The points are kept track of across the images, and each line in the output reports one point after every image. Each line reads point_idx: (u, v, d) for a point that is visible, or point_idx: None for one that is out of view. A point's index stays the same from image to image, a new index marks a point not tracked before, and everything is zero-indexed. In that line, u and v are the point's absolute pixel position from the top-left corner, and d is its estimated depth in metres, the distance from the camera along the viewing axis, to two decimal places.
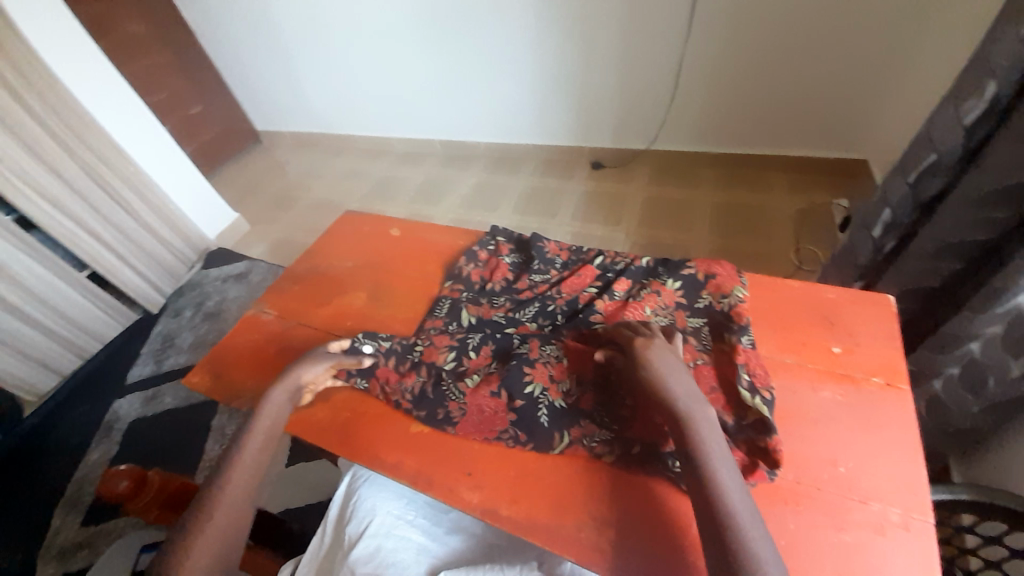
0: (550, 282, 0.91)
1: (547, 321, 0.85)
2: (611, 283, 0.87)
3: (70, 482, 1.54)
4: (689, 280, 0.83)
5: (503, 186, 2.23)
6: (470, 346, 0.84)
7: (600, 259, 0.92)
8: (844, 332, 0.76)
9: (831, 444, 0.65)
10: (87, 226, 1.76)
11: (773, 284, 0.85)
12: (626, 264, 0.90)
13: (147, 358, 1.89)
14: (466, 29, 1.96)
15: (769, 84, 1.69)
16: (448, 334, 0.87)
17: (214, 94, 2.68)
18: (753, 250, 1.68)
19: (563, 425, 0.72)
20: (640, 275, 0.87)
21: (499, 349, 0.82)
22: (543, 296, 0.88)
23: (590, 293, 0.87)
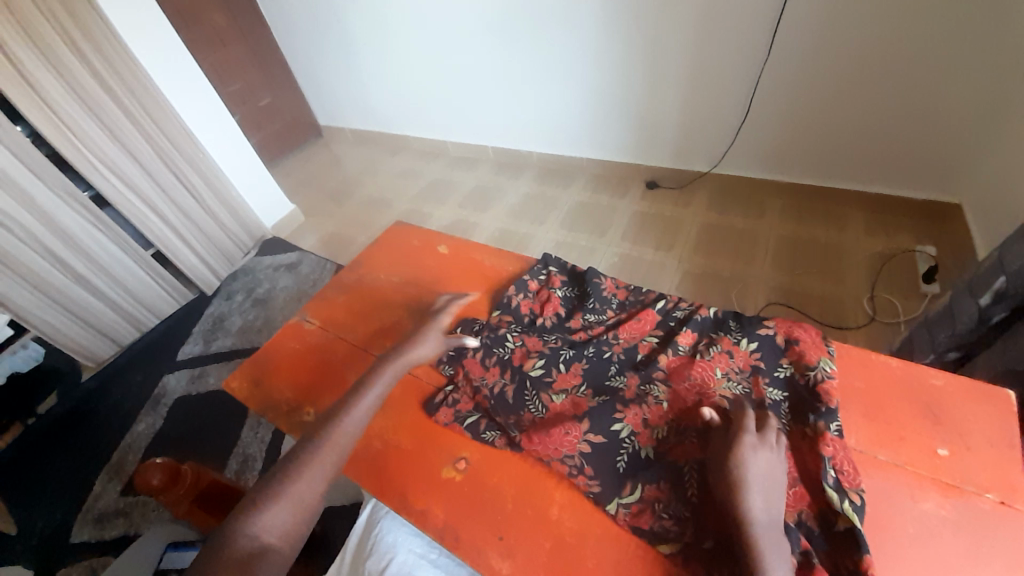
0: (606, 324, 0.87)
1: (601, 368, 0.79)
2: (673, 334, 0.82)
3: (115, 450, 1.62)
4: (767, 341, 0.77)
5: (553, 198, 2.18)
6: (561, 359, 0.81)
7: (662, 303, 0.87)
8: (950, 431, 0.67)
9: (930, 572, 0.56)
10: (154, 207, 1.85)
11: (866, 359, 0.77)
12: (692, 314, 0.84)
13: (197, 338, 1.96)
14: (531, 38, 1.93)
15: (858, 113, 1.54)
16: (541, 341, 0.85)
17: (284, 88, 2.79)
18: (822, 293, 1.54)
19: (622, 487, 0.67)
20: (704, 328, 0.82)
21: (592, 372, 0.79)
22: (599, 338, 0.84)
23: (650, 343, 0.82)
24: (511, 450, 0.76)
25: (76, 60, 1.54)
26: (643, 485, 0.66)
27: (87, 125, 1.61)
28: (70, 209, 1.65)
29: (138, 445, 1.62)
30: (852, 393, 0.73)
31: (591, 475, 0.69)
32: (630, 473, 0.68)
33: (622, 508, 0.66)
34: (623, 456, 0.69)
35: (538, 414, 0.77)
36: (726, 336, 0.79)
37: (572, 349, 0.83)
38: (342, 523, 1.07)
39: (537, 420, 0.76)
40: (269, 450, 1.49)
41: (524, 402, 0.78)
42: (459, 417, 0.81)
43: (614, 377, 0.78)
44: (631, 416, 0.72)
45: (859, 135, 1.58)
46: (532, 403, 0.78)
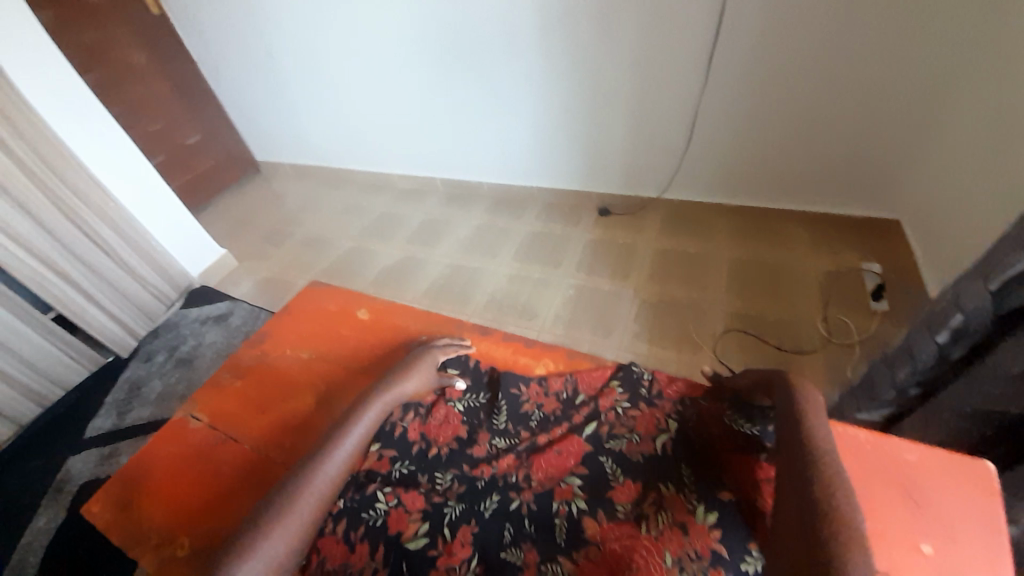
0: (517, 453, 0.75)
1: (508, 530, 0.65)
2: (604, 484, 0.68)
3: (12, 551, 1.37)
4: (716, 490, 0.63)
5: (505, 229, 2.10)
6: (446, 522, 0.66)
7: (593, 429, 0.75)
8: (931, 517, 0.61)
9: None
10: (55, 266, 1.64)
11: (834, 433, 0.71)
12: (623, 447, 0.72)
13: (109, 410, 1.72)
14: (472, 67, 1.87)
15: (793, 136, 1.57)
16: (424, 495, 0.70)
17: (212, 124, 2.61)
18: (775, 315, 1.52)
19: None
20: (648, 473, 0.68)
21: (481, 539, 0.64)
22: (506, 480, 0.71)
23: (571, 487, 0.69)
24: None
25: None
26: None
27: None
28: None
29: (40, 542, 1.37)
30: None
31: None
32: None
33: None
34: None
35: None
36: (666, 486, 0.65)
37: (460, 503, 0.69)
38: None
39: None
40: None
41: None
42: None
43: (509, 547, 0.63)
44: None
45: (796, 157, 1.61)
46: None
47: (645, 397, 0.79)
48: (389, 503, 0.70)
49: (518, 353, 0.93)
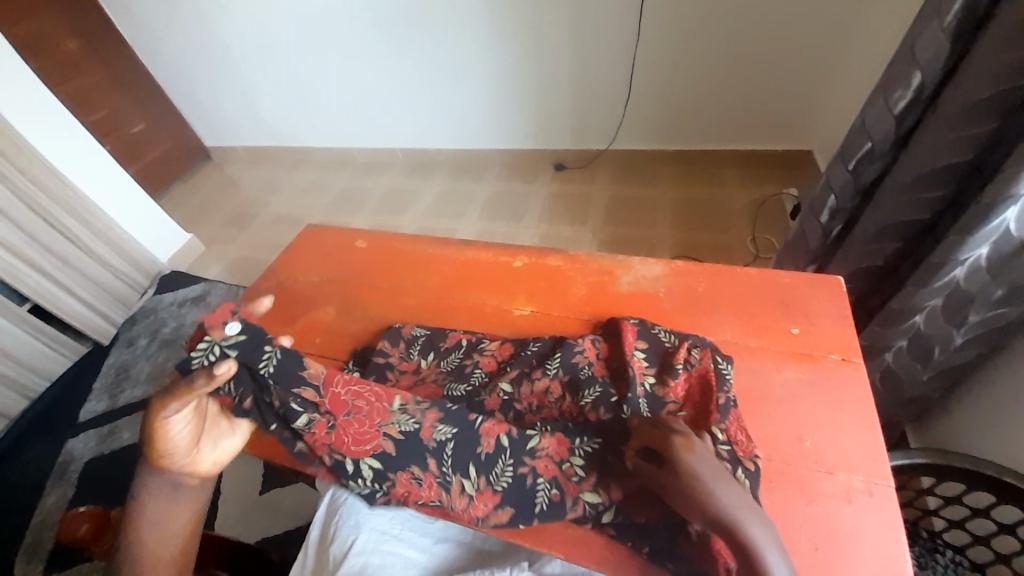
0: (524, 296, 0.82)
1: (519, 347, 0.73)
2: (604, 308, 0.77)
3: (26, 530, 1.39)
4: (671, 319, 0.74)
5: (468, 193, 2.21)
6: (477, 349, 0.75)
7: (591, 273, 0.83)
8: (800, 313, 0.73)
9: (797, 420, 0.63)
10: (26, 256, 1.60)
11: (728, 268, 0.80)
12: (614, 278, 0.81)
13: (101, 393, 1.72)
14: (421, 35, 1.95)
15: (722, 78, 1.76)
16: (447, 335, 0.77)
17: (158, 112, 2.54)
18: (714, 241, 1.74)
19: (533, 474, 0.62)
20: (639, 294, 0.78)
21: (504, 359, 0.72)
22: (517, 314, 0.80)
23: (578, 316, 0.77)
24: None
25: None
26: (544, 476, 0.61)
27: None
28: None
29: (54, 519, 1.40)
30: (730, 299, 0.76)
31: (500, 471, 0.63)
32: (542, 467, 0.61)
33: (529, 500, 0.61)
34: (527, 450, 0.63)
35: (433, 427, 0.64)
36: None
37: (478, 338, 0.76)
38: None
39: None
40: None
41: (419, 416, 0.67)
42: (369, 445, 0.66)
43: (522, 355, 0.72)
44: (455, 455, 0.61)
45: (726, 97, 1.80)
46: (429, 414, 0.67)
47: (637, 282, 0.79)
48: (418, 344, 0.77)
49: (497, 254, 0.90)
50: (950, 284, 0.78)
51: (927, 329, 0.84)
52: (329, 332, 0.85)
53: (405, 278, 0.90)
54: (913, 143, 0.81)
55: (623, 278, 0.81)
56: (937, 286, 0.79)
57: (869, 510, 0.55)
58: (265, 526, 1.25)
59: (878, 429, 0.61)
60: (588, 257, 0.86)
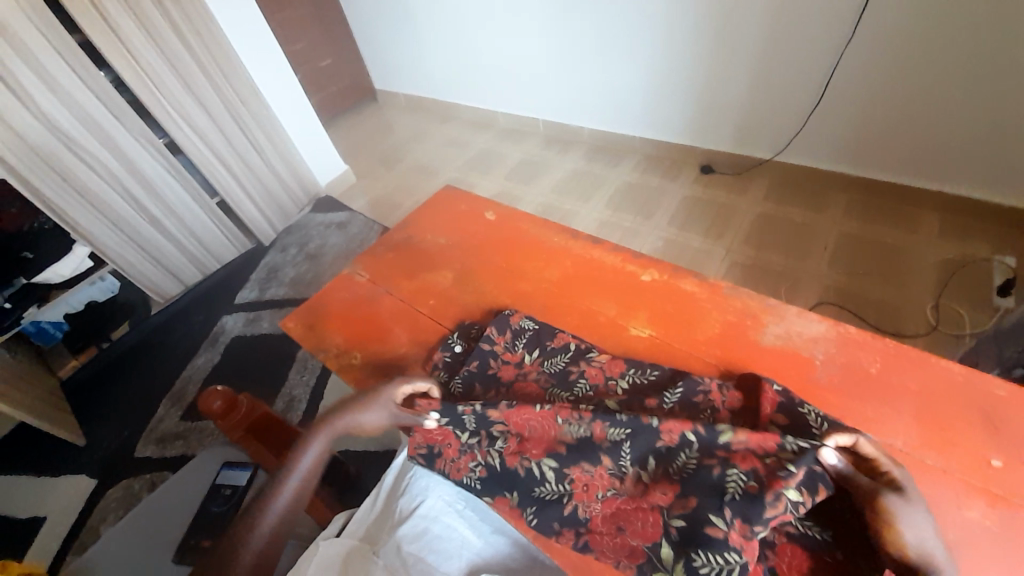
0: (648, 316, 0.75)
1: (632, 373, 0.69)
2: (736, 356, 0.68)
3: (177, 380, 1.73)
4: (818, 392, 0.63)
5: (600, 178, 2.11)
6: (588, 361, 0.71)
7: (731, 311, 0.73)
8: (1008, 441, 0.56)
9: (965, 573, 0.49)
10: (223, 159, 1.89)
11: (918, 356, 0.64)
12: (756, 325, 0.71)
13: (253, 285, 2.03)
14: (595, 5, 1.84)
15: (955, 105, 1.38)
16: (560, 340, 0.75)
17: (342, 49, 2.80)
18: (882, 296, 1.45)
19: (658, 530, 0.55)
20: (783, 352, 0.67)
21: (608, 381, 0.69)
22: (635, 333, 0.73)
23: (706, 358, 0.69)
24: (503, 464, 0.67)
25: (155, 9, 1.57)
26: (739, 548, 0.50)
27: (163, 73, 1.65)
28: (149, 155, 1.71)
29: (197, 377, 1.72)
30: (905, 393, 0.62)
31: (583, 497, 0.60)
32: (683, 539, 0.53)
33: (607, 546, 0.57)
34: (610, 489, 0.60)
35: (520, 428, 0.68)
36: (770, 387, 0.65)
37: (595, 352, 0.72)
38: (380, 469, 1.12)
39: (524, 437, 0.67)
40: (312, 396, 1.56)
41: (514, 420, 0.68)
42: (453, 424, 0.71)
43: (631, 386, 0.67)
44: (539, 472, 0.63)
45: (952, 130, 1.42)
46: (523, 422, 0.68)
47: (786, 337, 0.68)
48: (529, 339, 0.76)
49: (627, 261, 0.83)
50: None
51: None
52: (445, 297, 0.87)
53: (527, 263, 0.88)
54: None
55: (769, 329, 0.70)
56: None
57: None
58: None
59: None
60: (731, 291, 0.76)
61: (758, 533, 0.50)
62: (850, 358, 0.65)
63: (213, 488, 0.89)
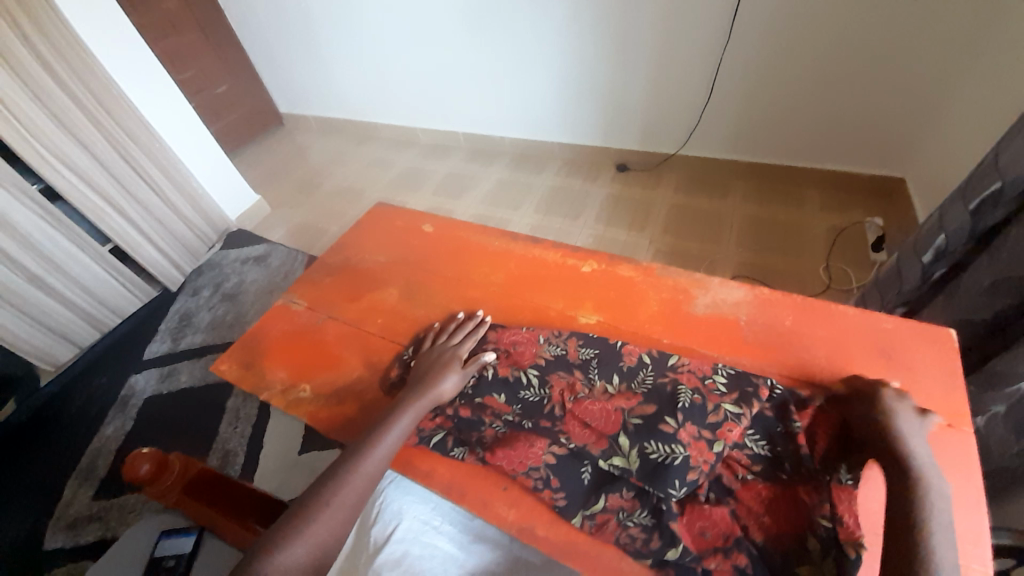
0: (591, 306, 0.79)
1: (589, 352, 0.69)
2: (676, 330, 0.73)
3: (83, 455, 1.51)
4: (752, 351, 0.69)
5: (526, 185, 2.18)
6: (542, 350, 0.71)
7: (666, 291, 0.79)
8: (903, 368, 0.66)
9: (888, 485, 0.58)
10: (112, 201, 1.70)
11: (824, 307, 0.74)
12: (686, 299, 0.77)
13: (164, 335, 1.83)
14: (500, 22, 1.91)
15: (818, 90, 1.60)
16: (510, 333, 0.74)
17: (241, 75, 2.65)
18: (784, 264, 1.63)
19: (618, 425, 0.60)
20: (713, 321, 0.73)
21: (564, 363, 0.68)
22: (580, 323, 0.77)
23: (653, 337, 0.73)
24: (480, 466, 0.65)
25: (18, 41, 1.39)
26: (685, 443, 0.56)
27: (32, 113, 1.45)
28: (20, 204, 1.49)
29: (108, 447, 1.51)
30: (818, 341, 0.70)
31: (557, 486, 0.60)
32: (640, 430, 0.58)
33: (587, 521, 0.57)
34: (587, 467, 0.60)
35: (498, 429, 0.66)
36: (708, 356, 0.69)
37: (549, 340, 0.72)
38: None
39: (497, 435, 0.66)
40: (251, 444, 1.44)
41: (482, 421, 0.67)
42: (423, 437, 0.69)
43: (585, 366, 0.67)
44: (511, 454, 0.63)
45: (819, 112, 1.64)
46: (491, 420, 0.67)
47: (716, 307, 0.75)
48: (484, 338, 0.75)
49: (566, 256, 0.87)
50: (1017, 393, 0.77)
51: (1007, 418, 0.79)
52: (390, 313, 0.85)
53: (469, 269, 0.89)
54: None
55: (699, 300, 0.77)
56: (1005, 392, 0.79)
57: None
58: (303, 483, 1.30)
59: (981, 508, 0.55)
60: (662, 272, 0.82)
61: (703, 435, 0.56)
62: (771, 316, 0.73)
63: (152, 563, 0.79)
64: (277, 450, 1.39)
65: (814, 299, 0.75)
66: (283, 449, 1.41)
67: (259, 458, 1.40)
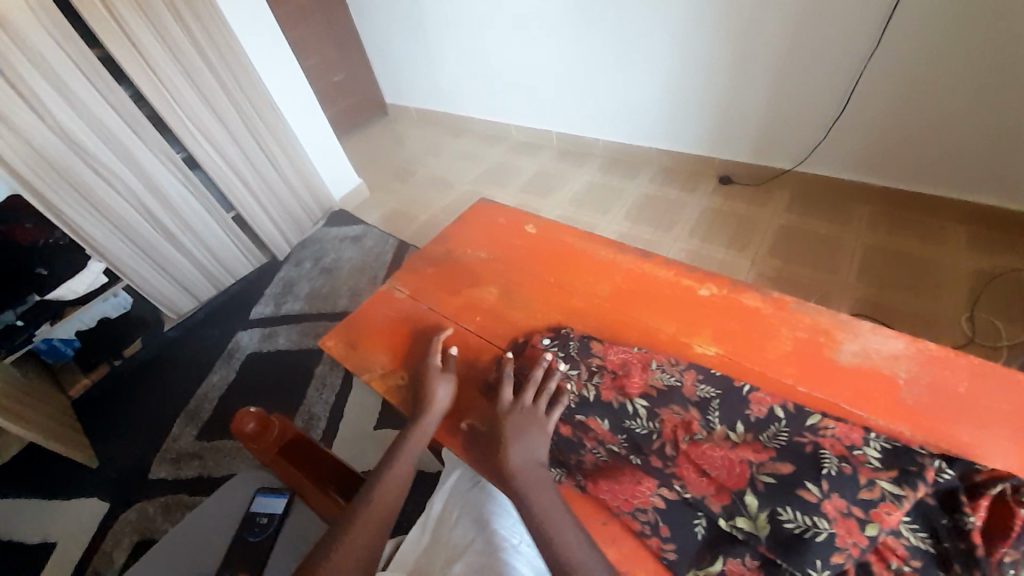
0: (708, 335, 0.73)
1: (709, 389, 0.64)
2: (812, 377, 0.65)
3: (191, 398, 1.69)
4: (911, 417, 0.59)
5: (617, 190, 2.10)
6: (656, 380, 0.67)
7: (799, 329, 0.70)
8: None
9: None
10: (238, 174, 1.88)
11: (1012, 375, 0.61)
12: (822, 342, 0.68)
13: (268, 300, 2.00)
14: (610, 20, 1.85)
15: (987, 113, 1.35)
16: (617, 355, 0.72)
17: (356, 65, 2.83)
18: (915, 308, 1.42)
19: (744, 479, 0.55)
20: (856, 372, 0.64)
21: (681, 398, 0.64)
22: (695, 354, 0.71)
23: (784, 382, 0.65)
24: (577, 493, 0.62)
25: (174, 23, 1.56)
26: (831, 518, 0.49)
27: (182, 89, 1.64)
28: (167, 170, 1.70)
29: (213, 394, 1.68)
30: (1000, 415, 0.58)
31: (666, 536, 0.55)
32: (772, 493, 0.52)
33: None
34: (701, 521, 0.55)
35: (599, 457, 0.63)
36: (855, 415, 0.61)
37: (663, 371, 0.68)
38: (416, 491, 1.08)
39: (598, 463, 0.63)
40: (333, 412, 1.52)
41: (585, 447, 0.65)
42: None
43: (704, 406, 0.63)
44: (614, 488, 0.60)
45: (986, 136, 1.39)
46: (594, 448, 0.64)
47: (864, 355, 0.66)
48: (592, 356, 0.73)
49: (681, 276, 0.81)
50: None
51: None
52: (491, 315, 0.85)
53: (575, 278, 0.86)
54: None
55: (844, 346, 0.68)
56: None
57: None
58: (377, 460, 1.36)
59: None
60: (794, 306, 0.73)
61: (854, 514, 0.49)
62: (935, 376, 0.63)
63: (248, 517, 0.85)
64: (355, 423, 1.47)
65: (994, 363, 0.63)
66: (361, 423, 1.48)
67: (338, 427, 1.48)
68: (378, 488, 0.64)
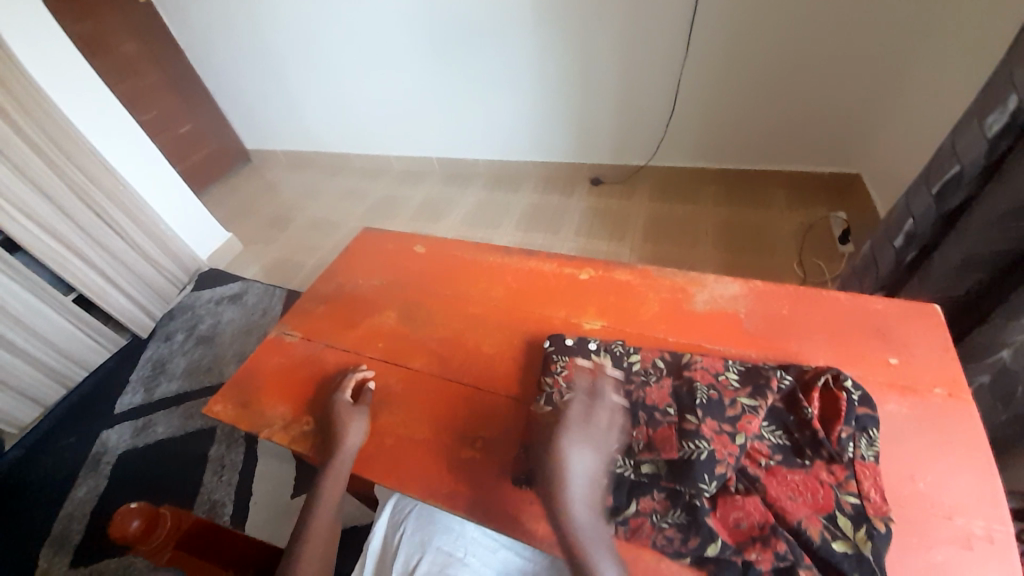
0: (592, 313, 0.80)
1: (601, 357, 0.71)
2: (679, 329, 0.75)
3: (55, 521, 1.39)
4: (755, 342, 0.72)
5: (504, 204, 2.20)
6: (556, 363, 0.72)
7: (665, 292, 0.81)
8: (897, 344, 0.70)
9: (904, 459, 0.60)
10: (76, 249, 1.62)
11: (816, 295, 0.78)
12: (683, 298, 0.80)
13: (136, 386, 1.72)
14: (465, 49, 1.95)
15: (775, 103, 1.70)
16: None
17: (204, 114, 2.61)
18: (757, 263, 1.69)
19: (639, 426, 0.61)
20: (711, 317, 0.76)
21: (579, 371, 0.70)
22: (585, 331, 0.77)
23: (660, 339, 0.74)
24: (501, 486, 0.65)
25: None
26: (709, 438, 0.57)
27: None
28: None
29: (82, 511, 1.40)
30: (814, 326, 0.74)
31: None
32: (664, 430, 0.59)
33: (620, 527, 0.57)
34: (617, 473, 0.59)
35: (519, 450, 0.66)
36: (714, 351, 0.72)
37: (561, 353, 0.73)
38: (350, 544, 1.01)
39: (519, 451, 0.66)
40: (240, 490, 1.36)
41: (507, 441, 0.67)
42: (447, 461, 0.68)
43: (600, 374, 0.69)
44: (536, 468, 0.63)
45: (779, 118, 1.74)
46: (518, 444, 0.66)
47: (716, 302, 0.78)
48: None
49: (563, 266, 0.89)
50: (998, 363, 0.82)
51: (992, 387, 0.84)
52: (393, 338, 0.85)
53: (468, 287, 0.89)
54: (1007, 170, 0.77)
55: (697, 298, 0.80)
56: (986, 363, 0.84)
57: (990, 562, 0.52)
58: None
59: (994, 472, 0.58)
60: (657, 275, 0.84)
61: (724, 429, 0.57)
62: (767, 307, 0.77)
63: None
64: (270, 494, 1.33)
65: (804, 288, 0.79)
66: (276, 493, 1.34)
67: (249, 506, 1.33)
68: (308, 536, 0.60)
